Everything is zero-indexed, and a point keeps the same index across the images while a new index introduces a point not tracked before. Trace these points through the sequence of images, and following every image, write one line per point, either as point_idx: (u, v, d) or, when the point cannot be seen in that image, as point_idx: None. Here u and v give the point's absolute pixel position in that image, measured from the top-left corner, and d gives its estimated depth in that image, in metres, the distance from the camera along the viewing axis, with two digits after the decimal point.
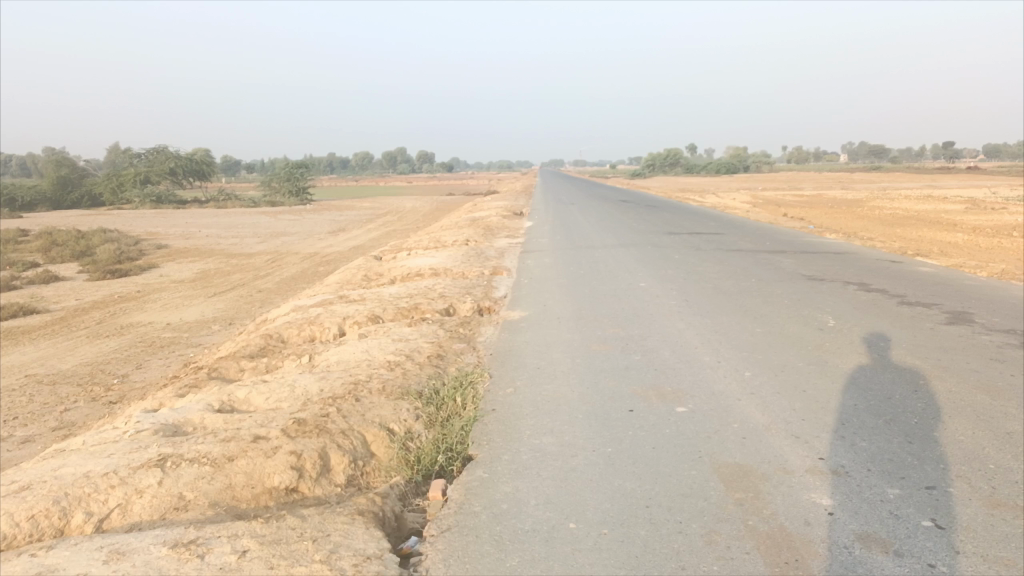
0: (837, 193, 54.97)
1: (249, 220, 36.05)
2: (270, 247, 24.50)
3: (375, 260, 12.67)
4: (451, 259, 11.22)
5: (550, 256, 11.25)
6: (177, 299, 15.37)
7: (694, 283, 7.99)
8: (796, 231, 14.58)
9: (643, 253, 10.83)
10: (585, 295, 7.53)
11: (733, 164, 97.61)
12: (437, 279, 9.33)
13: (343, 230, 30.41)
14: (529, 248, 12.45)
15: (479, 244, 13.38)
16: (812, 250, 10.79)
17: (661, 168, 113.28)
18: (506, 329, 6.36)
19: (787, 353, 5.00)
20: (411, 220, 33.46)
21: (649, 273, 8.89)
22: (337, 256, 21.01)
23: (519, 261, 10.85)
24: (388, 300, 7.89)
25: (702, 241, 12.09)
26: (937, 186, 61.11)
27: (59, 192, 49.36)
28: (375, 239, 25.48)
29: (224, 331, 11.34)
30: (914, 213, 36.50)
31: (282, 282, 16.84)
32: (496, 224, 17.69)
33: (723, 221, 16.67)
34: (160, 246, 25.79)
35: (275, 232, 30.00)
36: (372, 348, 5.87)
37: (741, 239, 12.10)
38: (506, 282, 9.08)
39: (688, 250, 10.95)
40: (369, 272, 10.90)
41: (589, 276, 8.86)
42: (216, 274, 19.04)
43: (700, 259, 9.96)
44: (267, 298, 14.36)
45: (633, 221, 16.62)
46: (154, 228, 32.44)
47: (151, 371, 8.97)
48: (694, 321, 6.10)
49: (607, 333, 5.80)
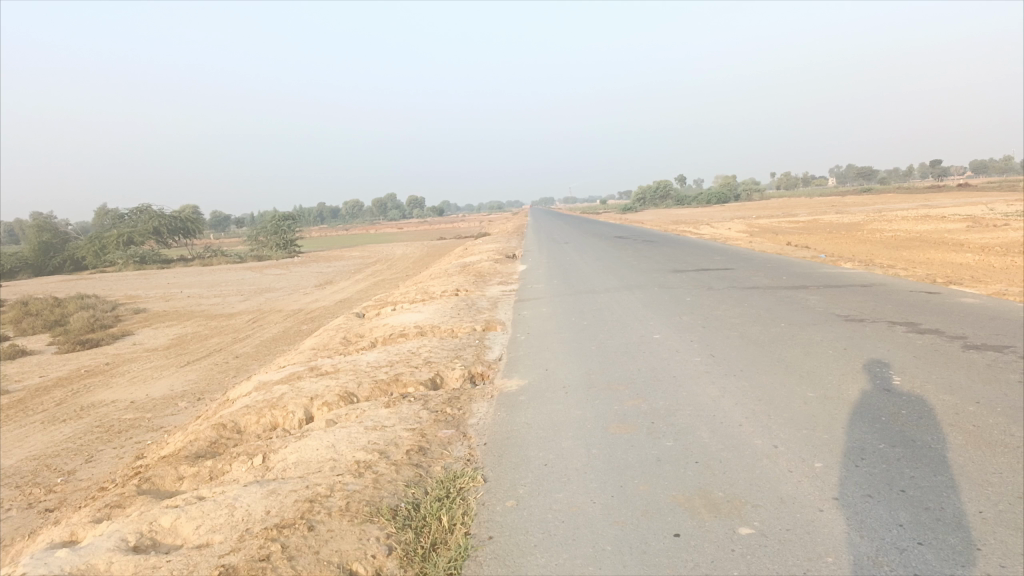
0: (832, 217, 54.34)
1: (234, 277, 35.08)
2: (254, 306, 23.48)
3: (356, 318, 11.66)
4: (439, 313, 10.25)
5: (548, 304, 10.25)
6: (148, 371, 14.28)
7: (716, 332, 6.98)
8: (809, 262, 13.66)
9: (649, 297, 9.88)
10: (592, 355, 6.48)
11: (724, 193, 97.32)
12: (423, 340, 8.28)
13: (330, 283, 29.39)
14: (524, 296, 11.46)
15: (469, 294, 12.39)
16: (837, 283, 9.82)
17: (651, 201, 113.10)
18: (502, 405, 5.30)
19: (857, 428, 4.00)
20: (401, 268, 32.49)
21: (661, 320, 7.88)
22: (322, 312, 19.98)
23: (515, 313, 9.83)
24: (365, 371, 6.84)
25: (712, 279, 11.14)
26: (932, 205, 60.44)
27: (41, 258, 48.28)
28: (363, 291, 24.48)
29: (193, 410, 10.27)
30: (915, 234, 35.69)
31: (262, 345, 15.79)
32: (487, 270, 16.74)
33: (728, 255, 15.78)
34: (139, 311, 24.72)
35: (259, 289, 28.98)
36: (339, 441, 4.80)
37: (754, 275, 11.14)
38: (501, 340, 8.04)
39: (699, 290, 10.00)
40: (350, 333, 9.89)
41: (594, 328, 7.82)
42: (194, 340, 17.98)
43: (715, 301, 8.99)
44: (244, 366, 13.31)
45: (632, 259, 15.70)
46: (135, 291, 31.42)
47: (101, 465, 7.89)
48: (728, 384, 5.07)
49: (625, 408, 4.74)
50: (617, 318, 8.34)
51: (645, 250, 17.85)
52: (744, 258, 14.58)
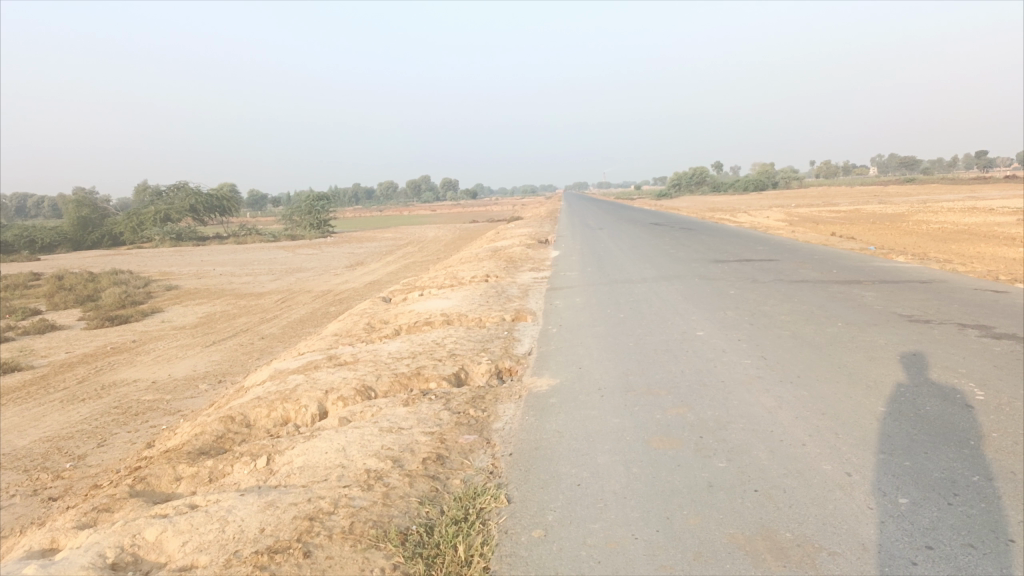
0: (875, 208, 52.77)
1: (266, 255, 35.04)
2: (283, 286, 23.29)
3: (382, 302, 11.27)
4: (467, 301, 9.79)
5: (582, 293, 9.72)
6: (173, 350, 14.07)
7: (765, 330, 6.41)
8: (859, 255, 12.94)
9: (690, 289, 9.31)
10: (629, 353, 5.96)
11: (762, 181, 95.38)
12: (449, 329, 7.82)
13: (360, 264, 29.13)
14: (556, 284, 10.96)
15: (499, 280, 11.93)
16: (893, 279, 9.17)
17: (687, 188, 111.42)
18: (531, 407, 4.82)
19: (943, 455, 3.45)
20: (432, 251, 32.12)
21: (704, 316, 7.32)
22: (350, 294, 19.68)
23: (546, 302, 9.32)
24: (385, 363, 6.39)
25: (756, 271, 10.52)
26: (981, 197, 58.43)
27: (79, 232, 48.87)
28: (393, 273, 24.16)
29: (212, 393, 9.97)
30: (964, 227, 34.36)
31: (288, 327, 15.51)
32: (519, 255, 16.26)
33: (771, 245, 15.09)
34: (169, 287, 24.71)
35: (289, 269, 28.82)
36: (351, 443, 4.36)
37: (802, 268, 10.50)
38: (531, 331, 7.56)
39: (744, 283, 9.40)
40: (374, 319, 9.48)
41: (632, 322, 7.29)
42: (221, 318, 17.79)
43: (761, 295, 8.40)
44: (268, 348, 13.01)
45: (670, 247, 15.08)
46: (168, 268, 31.51)
47: (112, 451, 7.59)
48: (784, 393, 4.53)
49: (668, 418, 4.23)
50: (657, 311, 7.80)
51: (683, 239, 17.23)
52: (788, 249, 13.89)
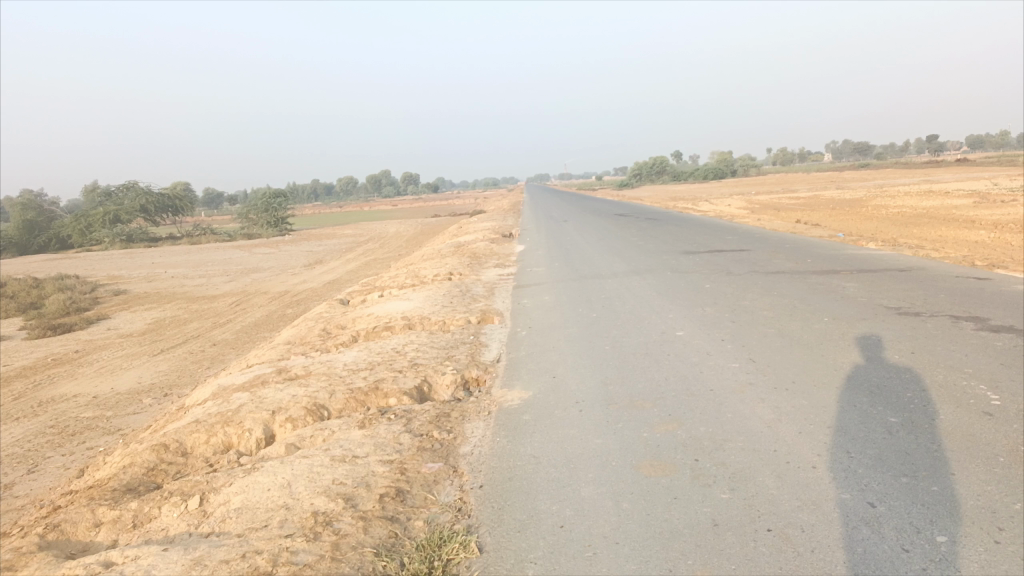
0: (834, 193, 53.31)
1: (222, 256, 33.94)
2: (238, 288, 22.45)
3: (340, 305, 10.67)
4: (430, 302, 9.26)
5: (551, 290, 9.24)
6: (119, 360, 13.28)
7: (748, 329, 6.00)
8: (831, 242, 12.68)
9: (663, 283, 8.89)
10: (607, 359, 5.48)
11: (722, 169, 96.05)
12: (411, 335, 7.27)
13: (319, 262, 28.32)
14: (523, 281, 10.47)
15: (463, 278, 11.40)
16: (872, 268, 8.86)
17: (649, 177, 111.82)
18: (502, 426, 4.31)
19: (974, 477, 3.04)
20: (393, 247, 31.40)
21: (681, 313, 6.87)
22: (308, 295, 18.95)
23: (514, 301, 8.83)
24: (340, 376, 5.82)
25: (729, 262, 10.15)
26: (935, 180, 59.50)
27: (25, 236, 47.01)
28: (353, 272, 23.47)
29: (158, 407, 9.28)
30: (923, 210, 34.73)
31: (243, 331, 14.79)
32: (483, 250, 15.74)
33: (739, 234, 14.81)
34: (119, 292, 23.69)
35: (246, 269, 27.89)
36: (297, 477, 3.80)
37: (776, 258, 10.16)
38: (498, 334, 7.05)
39: (718, 275, 9.03)
40: (330, 324, 8.89)
41: (606, 323, 6.81)
42: (172, 324, 16.96)
43: (738, 289, 8.00)
44: (220, 356, 12.31)
45: (638, 239, 14.70)
46: (118, 271, 30.33)
47: (44, 478, 6.91)
48: (783, 403, 4.08)
49: (657, 437, 3.75)
50: (631, 309, 7.34)
51: (650, 229, 16.87)
52: (758, 237, 13.62)
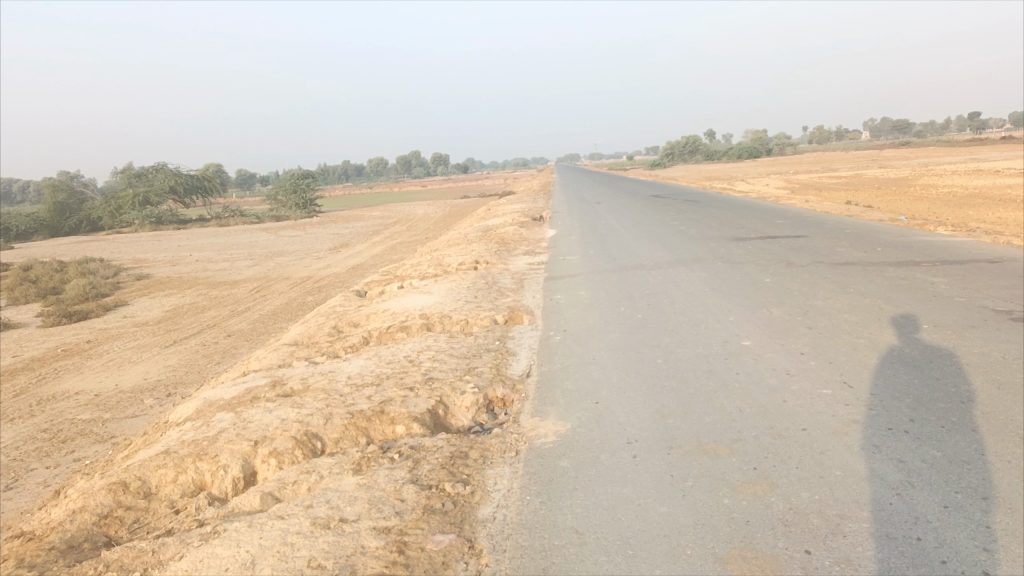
0: (876, 172, 51.33)
1: (247, 238, 33.37)
2: (260, 272, 21.73)
3: (355, 296, 9.78)
4: (453, 296, 8.31)
5: (589, 283, 8.24)
6: (128, 352, 12.56)
7: (832, 341, 4.96)
8: (895, 228, 11.52)
9: (715, 276, 7.85)
10: (662, 379, 4.49)
11: (757, 148, 93.64)
12: (428, 338, 6.32)
13: (345, 246, 27.55)
14: (555, 272, 9.48)
15: (490, 268, 10.43)
16: (958, 260, 7.73)
17: (682, 156, 109.52)
18: (533, 476, 3.36)
19: None
20: (420, 230, 30.56)
21: (744, 317, 5.85)
22: (331, 281, 18.14)
23: (546, 296, 7.84)
24: (340, 394, 4.89)
25: (787, 251, 9.07)
26: (983, 158, 57.14)
27: (55, 218, 46.94)
28: (378, 256, 22.63)
29: (155, 410, 8.48)
30: (975, 190, 32.97)
31: (260, 321, 14.00)
32: (511, 235, 14.77)
33: (790, 217, 13.66)
34: (140, 277, 23.11)
35: (269, 252, 27.20)
36: (263, 554, 2.86)
37: (841, 248, 9.05)
38: (528, 339, 6.08)
39: (778, 268, 7.96)
40: (342, 322, 7.98)
41: (655, 327, 5.81)
42: (189, 312, 16.25)
43: (806, 285, 6.94)
44: (232, 349, 11.51)
45: (679, 223, 13.62)
46: (142, 254, 29.87)
47: (16, 499, 6.12)
48: (908, 459, 3.08)
49: (744, 508, 2.78)
50: (684, 310, 6.32)
51: (691, 212, 15.76)
52: (812, 222, 12.48)
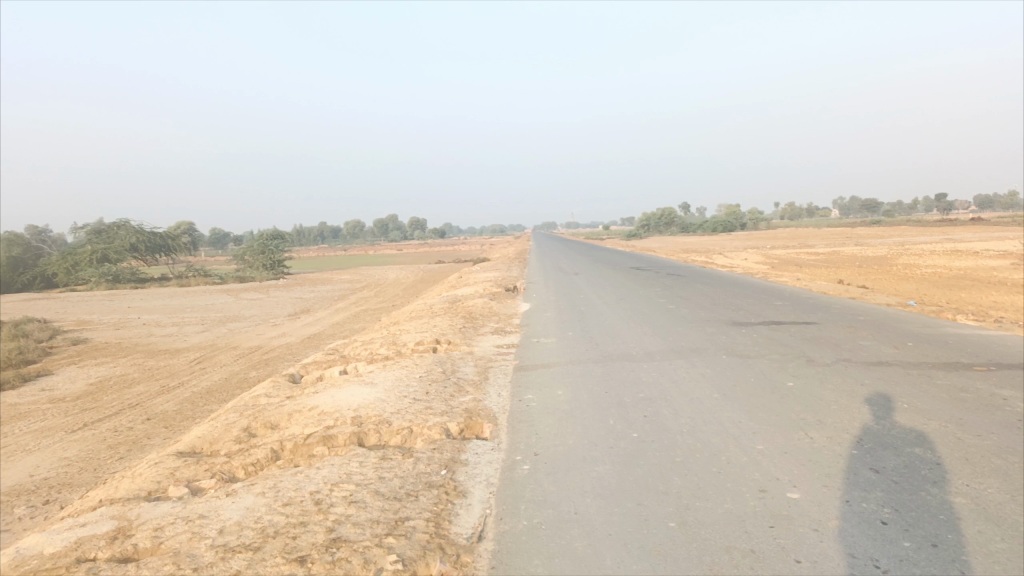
0: (854, 249, 51.20)
1: (203, 301, 31.50)
2: (207, 340, 19.95)
3: (287, 383, 8.15)
4: (399, 391, 6.72)
5: (569, 379, 6.72)
6: (25, 437, 10.72)
7: (920, 502, 3.48)
8: (911, 315, 10.26)
9: (723, 376, 6.38)
10: (683, 567, 2.92)
11: (731, 222, 94.25)
12: (351, 461, 4.70)
13: (305, 312, 25.87)
14: (527, 359, 7.96)
15: (450, 351, 8.90)
16: (1015, 364, 6.39)
17: (657, 227, 110.02)
18: None
19: None
20: (387, 296, 29.03)
21: (778, 445, 4.35)
22: (280, 354, 16.43)
23: (515, 395, 6.29)
24: (196, 569, 3.25)
25: (802, 344, 7.68)
26: (956, 239, 57.44)
27: (8, 273, 44.89)
28: (338, 325, 21.01)
29: (15, 528, 6.68)
30: (958, 271, 32.38)
31: (188, 403, 12.26)
32: (480, 308, 13.29)
33: (788, 298, 12.38)
34: (75, 342, 21.17)
35: (224, 317, 25.42)
36: None
37: (865, 342, 7.68)
38: (488, 465, 4.51)
39: (799, 366, 6.52)
40: (255, 423, 6.33)
41: (659, 458, 4.28)
42: (115, 387, 14.42)
43: (843, 396, 5.50)
44: (142, 439, 9.74)
45: (667, 302, 12.25)
46: (88, 315, 27.91)
47: None
48: None
49: None
50: (694, 428, 4.81)
51: (678, 289, 14.45)
52: (816, 306, 11.18)
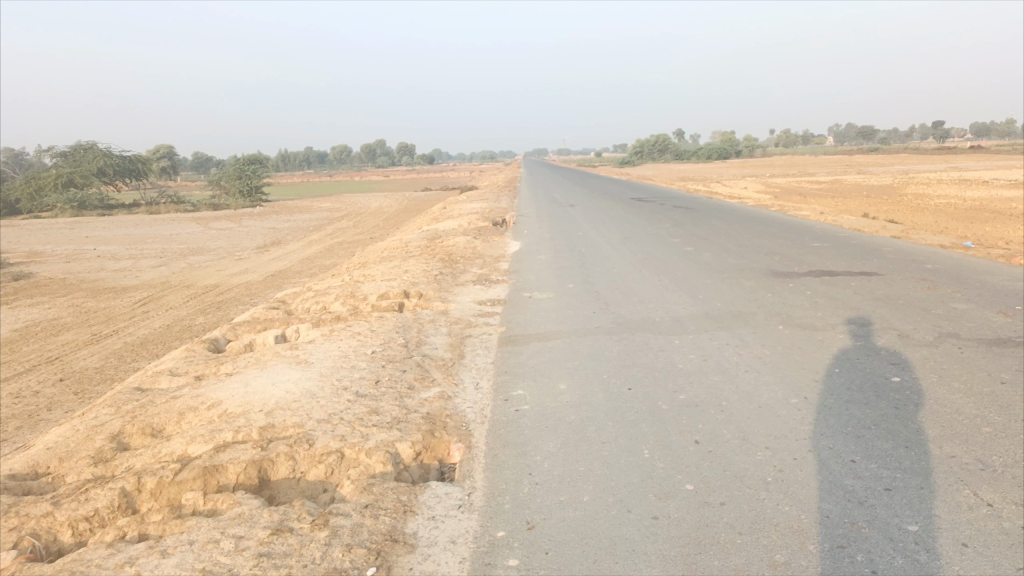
0: (857, 179, 49.22)
1: (169, 230, 29.32)
2: (162, 277, 17.96)
3: (203, 356, 6.26)
4: (338, 379, 4.83)
5: (575, 361, 4.86)
6: None
7: None
8: (986, 262, 8.45)
9: (794, 362, 4.54)
10: None
11: (727, 149, 91.56)
12: (226, 535, 2.84)
13: (276, 244, 23.80)
14: (514, 326, 6.08)
15: (418, 311, 7.00)
16: None
17: (651, 155, 107.07)
18: None
19: None
20: (366, 227, 26.97)
21: (947, 531, 2.54)
22: (238, 296, 14.50)
23: (498, 392, 4.43)
24: None
25: (878, 310, 5.83)
26: (961, 167, 55.45)
27: None
28: (309, 260, 19.02)
29: None
30: (974, 202, 30.55)
31: (116, 358, 10.37)
32: (461, 248, 11.36)
33: (825, 238, 10.52)
34: (18, 276, 19.14)
35: (188, 250, 23.34)
36: None
37: (961, 307, 5.85)
38: (451, 552, 2.66)
39: (898, 351, 4.68)
40: (127, 433, 4.46)
41: (746, 555, 2.46)
42: (43, 334, 12.49)
43: (991, 409, 3.69)
44: (40, 411, 7.88)
45: (683, 243, 10.35)
46: (40, 247, 25.71)
47: None
48: None
49: None
50: (787, 478, 2.98)
51: (690, 226, 12.55)
52: (864, 250, 9.33)
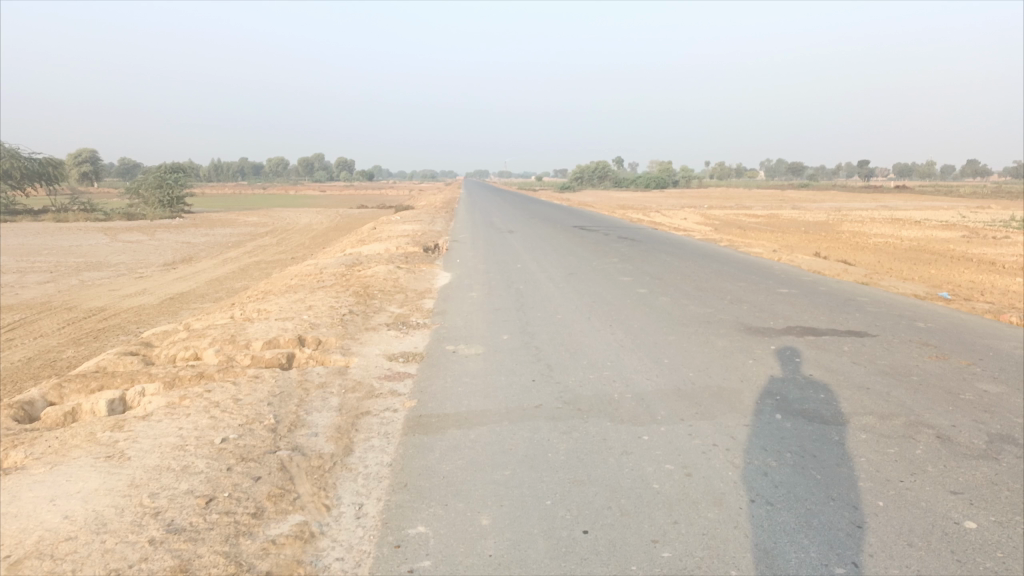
0: (794, 213, 49.55)
1: (72, 241, 26.77)
2: (45, 297, 15.77)
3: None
4: (154, 495, 3.25)
5: (506, 470, 3.40)
6: None
7: None
8: (979, 320, 7.39)
9: (817, 486, 3.18)
10: None
11: (666, 178, 92.13)
12: None
13: (186, 262, 21.62)
14: (428, 400, 4.58)
15: (308, 369, 5.46)
16: None
17: (591, 181, 107.04)
18: None
19: None
20: (290, 246, 25.10)
21: None
22: (125, 322, 12.58)
23: (388, 528, 2.93)
24: None
25: (895, 392, 4.57)
26: (891, 207, 56.72)
27: None
28: (218, 281, 17.11)
29: None
30: (912, 242, 30.36)
31: None
32: (381, 278, 9.84)
33: (791, 283, 9.37)
34: None
35: (86, 264, 21.04)
36: None
37: (994, 390, 4.66)
38: None
39: (952, 468, 3.38)
40: None
41: None
42: None
43: None
44: None
45: (635, 283, 9.08)
46: None
47: None
48: None
49: None
50: None
51: (640, 261, 11.32)
52: (839, 300, 8.18)
